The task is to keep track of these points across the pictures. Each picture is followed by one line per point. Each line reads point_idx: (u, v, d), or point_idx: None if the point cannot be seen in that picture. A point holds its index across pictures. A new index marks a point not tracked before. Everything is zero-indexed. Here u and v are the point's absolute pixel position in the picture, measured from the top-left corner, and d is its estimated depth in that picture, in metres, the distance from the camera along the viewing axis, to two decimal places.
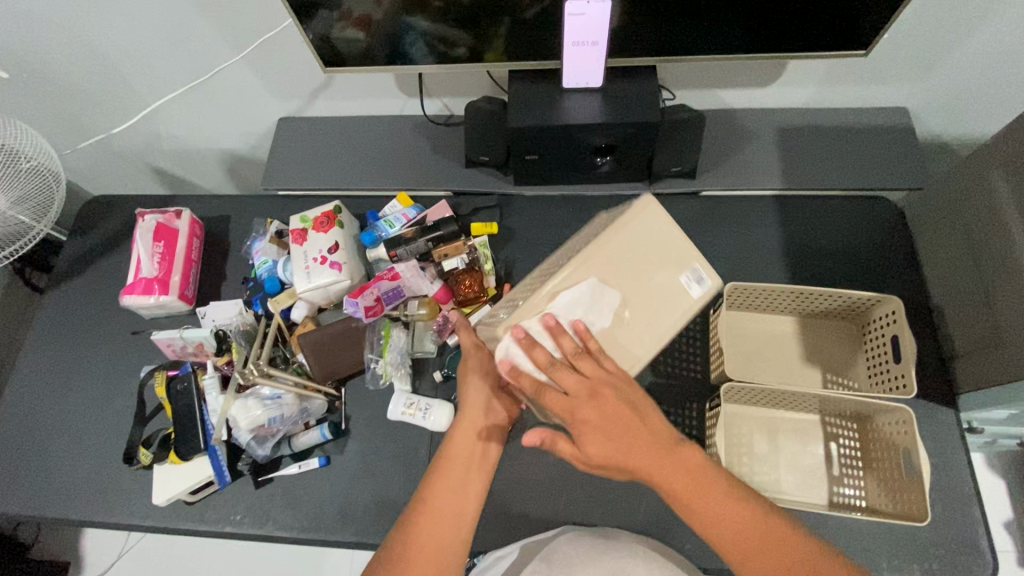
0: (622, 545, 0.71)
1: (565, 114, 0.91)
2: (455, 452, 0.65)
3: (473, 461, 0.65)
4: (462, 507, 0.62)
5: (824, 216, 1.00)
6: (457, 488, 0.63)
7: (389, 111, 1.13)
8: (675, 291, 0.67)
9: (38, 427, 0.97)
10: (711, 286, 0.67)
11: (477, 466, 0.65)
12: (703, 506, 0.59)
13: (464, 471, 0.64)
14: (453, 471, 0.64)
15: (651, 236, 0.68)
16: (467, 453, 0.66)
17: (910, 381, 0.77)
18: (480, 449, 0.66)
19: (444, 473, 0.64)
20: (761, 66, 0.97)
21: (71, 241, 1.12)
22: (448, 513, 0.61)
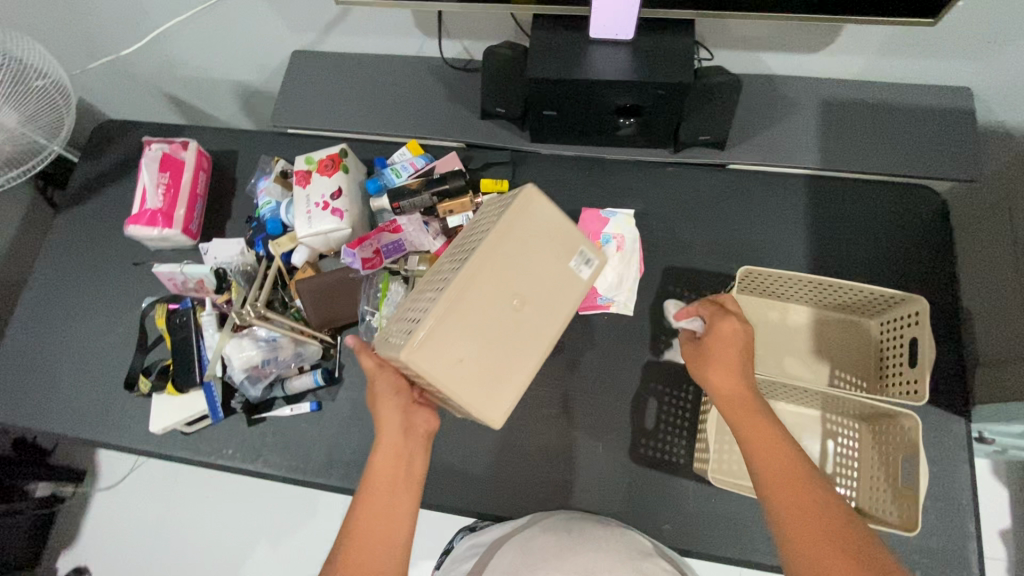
0: (588, 532, 0.70)
1: (590, 68, 0.84)
2: (376, 475, 0.62)
3: (397, 479, 0.62)
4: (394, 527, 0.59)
5: (860, 201, 0.93)
6: (384, 510, 0.60)
7: (406, 51, 1.07)
8: (564, 281, 0.66)
9: (47, 346, 1.00)
10: (598, 267, 0.69)
11: (399, 491, 0.61)
12: (760, 442, 0.60)
13: (389, 493, 0.61)
14: (377, 495, 0.61)
15: (525, 233, 0.65)
16: (385, 472, 0.62)
17: (923, 388, 0.73)
18: (402, 468, 0.62)
19: (368, 495, 0.61)
20: (813, 29, 0.88)
21: (83, 164, 1.11)
22: (377, 539, 0.58)
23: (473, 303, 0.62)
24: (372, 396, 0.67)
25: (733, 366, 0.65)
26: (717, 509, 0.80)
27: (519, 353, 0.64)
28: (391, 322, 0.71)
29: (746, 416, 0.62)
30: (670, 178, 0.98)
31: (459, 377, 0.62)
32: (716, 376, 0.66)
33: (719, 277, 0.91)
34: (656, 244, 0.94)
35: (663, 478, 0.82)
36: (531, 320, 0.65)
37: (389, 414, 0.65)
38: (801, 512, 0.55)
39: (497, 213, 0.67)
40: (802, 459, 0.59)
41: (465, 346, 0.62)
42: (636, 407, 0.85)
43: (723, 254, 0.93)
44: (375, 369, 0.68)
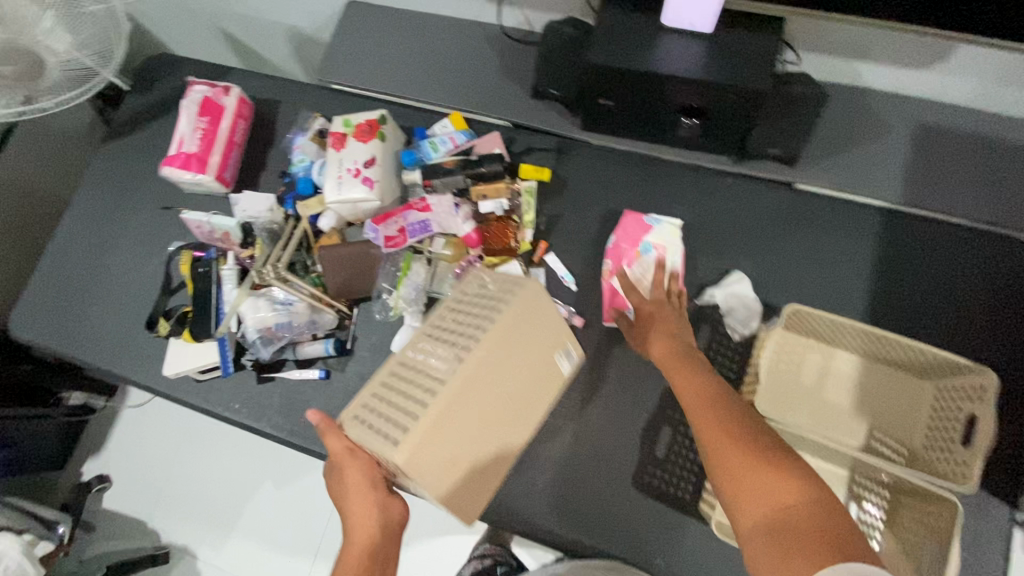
0: None
1: (657, 59, 0.75)
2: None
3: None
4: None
5: (941, 246, 0.82)
6: None
7: (463, 15, 0.99)
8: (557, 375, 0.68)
9: (80, 273, 1.02)
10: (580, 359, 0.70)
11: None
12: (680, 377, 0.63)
13: None
14: None
15: (529, 326, 0.65)
16: None
17: (972, 473, 0.65)
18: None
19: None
20: (922, 42, 0.76)
21: (133, 95, 1.11)
22: None
23: (473, 401, 0.60)
24: (343, 488, 0.62)
25: (664, 328, 0.72)
26: (717, 553, 0.76)
27: (507, 452, 0.65)
28: (362, 396, 0.64)
29: (671, 363, 0.66)
30: (728, 190, 0.89)
31: (450, 483, 0.60)
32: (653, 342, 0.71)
33: (764, 307, 0.83)
34: (700, 261, 0.87)
35: (664, 511, 0.78)
36: (522, 418, 0.65)
37: (364, 513, 0.60)
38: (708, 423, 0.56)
39: (495, 299, 0.66)
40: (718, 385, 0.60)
41: (457, 448, 0.60)
42: (648, 432, 0.81)
43: (773, 282, 0.84)
44: (344, 458, 0.61)
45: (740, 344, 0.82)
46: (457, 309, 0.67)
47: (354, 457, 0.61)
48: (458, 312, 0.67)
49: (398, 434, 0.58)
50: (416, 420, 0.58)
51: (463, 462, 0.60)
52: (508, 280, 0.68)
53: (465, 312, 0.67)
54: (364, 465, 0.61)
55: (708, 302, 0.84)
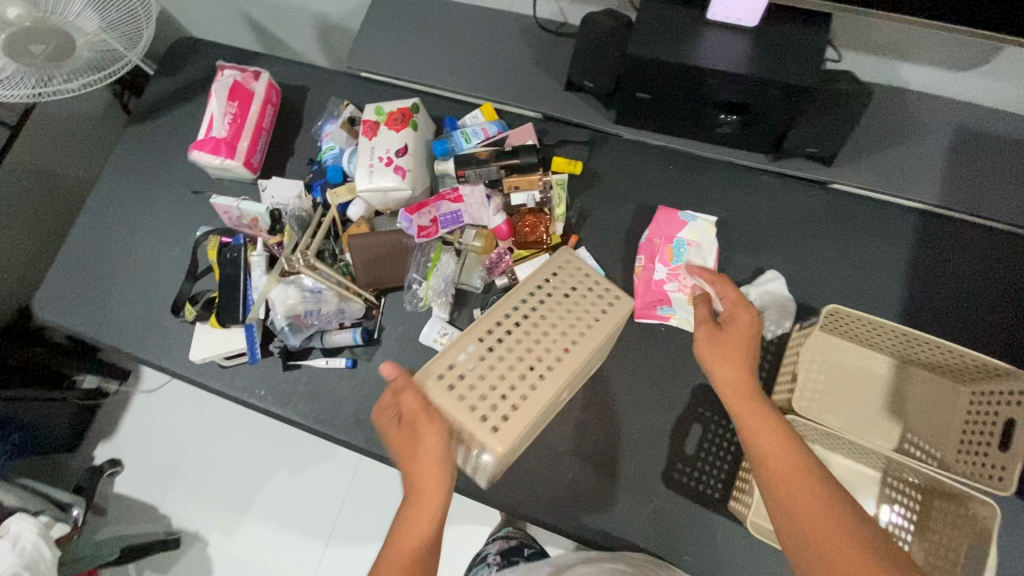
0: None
1: (699, 52, 0.74)
2: (403, 541, 0.60)
3: (420, 549, 0.59)
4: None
5: (979, 250, 0.81)
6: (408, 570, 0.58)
7: (496, 4, 0.98)
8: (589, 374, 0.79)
9: (104, 256, 1.01)
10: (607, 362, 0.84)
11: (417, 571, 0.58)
12: (752, 422, 0.62)
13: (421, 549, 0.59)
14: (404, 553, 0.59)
15: (610, 338, 0.72)
16: (419, 530, 0.60)
17: (1010, 478, 0.64)
18: (430, 540, 0.60)
19: (390, 560, 0.59)
20: (967, 44, 0.76)
21: (158, 79, 1.10)
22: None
23: (555, 401, 0.68)
24: (416, 446, 0.63)
25: (744, 363, 0.66)
26: (745, 552, 0.75)
27: (537, 432, 0.77)
28: (449, 357, 0.65)
29: (741, 403, 0.64)
30: (761, 188, 0.89)
31: (507, 460, 0.70)
32: (723, 364, 0.66)
33: (797, 306, 0.83)
34: (733, 259, 0.86)
35: (693, 507, 0.77)
36: (560, 406, 0.77)
37: (434, 467, 0.62)
38: (788, 480, 0.57)
39: (593, 308, 0.70)
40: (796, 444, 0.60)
41: (526, 437, 0.69)
42: (678, 429, 0.80)
43: (805, 282, 0.84)
44: (421, 417, 0.62)
45: (773, 343, 0.81)
46: (547, 303, 0.70)
47: (430, 419, 0.62)
48: (549, 306, 0.70)
49: (500, 423, 0.62)
50: (518, 414, 0.62)
51: (520, 445, 0.71)
52: (602, 288, 0.71)
53: (557, 309, 0.70)
54: (439, 430, 0.62)
55: None
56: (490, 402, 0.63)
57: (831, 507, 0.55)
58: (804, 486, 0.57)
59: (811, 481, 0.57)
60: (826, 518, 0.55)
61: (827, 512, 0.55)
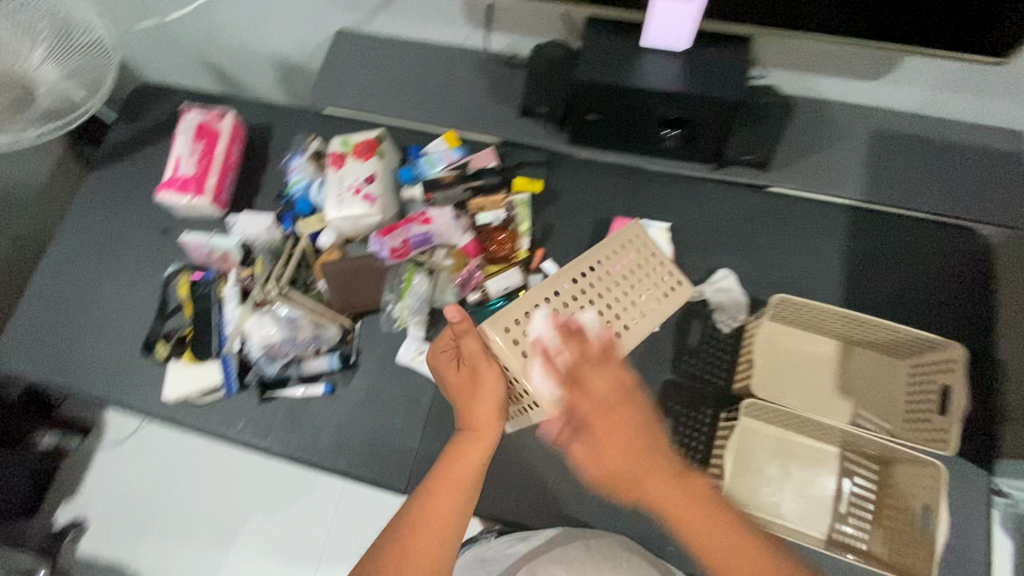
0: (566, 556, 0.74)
1: (640, 75, 0.82)
2: (452, 472, 0.62)
3: (467, 481, 0.62)
4: (452, 527, 0.60)
5: (903, 238, 0.90)
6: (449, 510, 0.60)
7: (451, 41, 1.05)
8: None
9: (68, 302, 1.00)
10: None
11: (465, 497, 0.62)
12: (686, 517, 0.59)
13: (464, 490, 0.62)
14: (449, 492, 0.61)
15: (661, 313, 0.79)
16: (466, 471, 0.62)
17: (952, 438, 0.71)
18: (478, 473, 0.63)
19: (438, 489, 0.62)
20: (871, 57, 0.86)
21: (120, 124, 1.11)
22: (441, 532, 0.59)
23: None
24: (474, 387, 0.66)
25: (635, 463, 0.59)
26: None
27: None
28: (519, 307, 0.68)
29: (670, 499, 0.59)
30: (707, 195, 0.96)
31: None
32: (620, 472, 0.59)
33: (749, 300, 0.89)
34: (688, 262, 0.93)
35: None
36: None
37: (489, 407, 0.65)
38: (727, 551, 0.58)
39: (659, 289, 0.78)
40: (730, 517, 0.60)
41: None
42: None
43: (754, 278, 0.91)
44: (483, 361, 0.66)
45: (731, 335, 0.87)
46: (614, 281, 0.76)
47: (491, 363, 0.66)
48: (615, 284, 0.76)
49: None
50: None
51: None
52: (666, 270, 0.79)
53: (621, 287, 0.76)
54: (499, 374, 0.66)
55: (698, 298, 0.89)
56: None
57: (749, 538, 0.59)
58: (712, 525, 0.58)
59: (721, 518, 0.59)
60: (729, 529, 0.59)
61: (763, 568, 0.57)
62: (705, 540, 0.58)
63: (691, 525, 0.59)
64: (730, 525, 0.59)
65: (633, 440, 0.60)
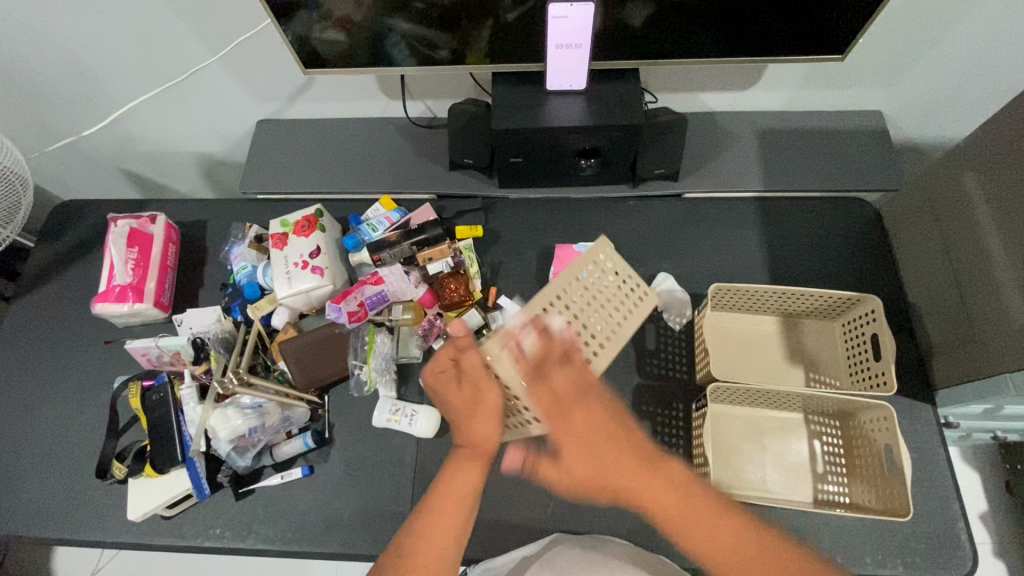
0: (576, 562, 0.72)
1: (549, 116, 0.91)
2: (455, 487, 0.65)
3: (466, 497, 0.65)
4: (452, 545, 0.63)
5: (806, 216, 1.02)
6: (443, 527, 0.64)
7: (371, 113, 1.11)
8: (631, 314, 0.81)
9: (4, 441, 0.93)
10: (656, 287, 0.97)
11: (463, 516, 0.65)
12: (684, 520, 0.62)
13: (467, 499, 0.65)
14: (451, 503, 0.65)
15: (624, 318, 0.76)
16: (467, 486, 0.66)
17: (891, 379, 0.79)
18: (477, 489, 0.66)
19: (440, 510, 0.65)
20: (742, 70, 0.99)
21: (40, 247, 1.07)
22: (439, 543, 0.63)
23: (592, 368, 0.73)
24: (474, 402, 0.66)
25: (597, 454, 0.63)
26: None
27: None
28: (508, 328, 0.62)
29: (671, 504, 0.62)
30: (632, 210, 1.05)
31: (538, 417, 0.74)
32: (575, 456, 0.63)
33: (691, 297, 0.97)
34: None
35: None
36: None
37: (490, 427, 0.66)
38: (731, 552, 0.61)
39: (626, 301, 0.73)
40: (738, 519, 0.62)
41: None
42: None
43: (691, 276, 0.99)
44: (483, 379, 0.64)
45: (683, 331, 0.94)
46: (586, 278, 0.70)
47: (491, 379, 0.65)
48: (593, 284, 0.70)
49: (551, 406, 0.65)
50: None
51: None
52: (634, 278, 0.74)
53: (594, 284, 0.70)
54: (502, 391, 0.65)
55: None
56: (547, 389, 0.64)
57: (751, 530, 0.62)
58: (705, 520, 0.62)
59: (716, 510, 0.63)
60: (727, 528, 0.62)
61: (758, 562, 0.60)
62: (682, 523, 0.62)
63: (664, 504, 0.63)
64: (719, 517, 0.62)
65: (590, 423, 0.64)
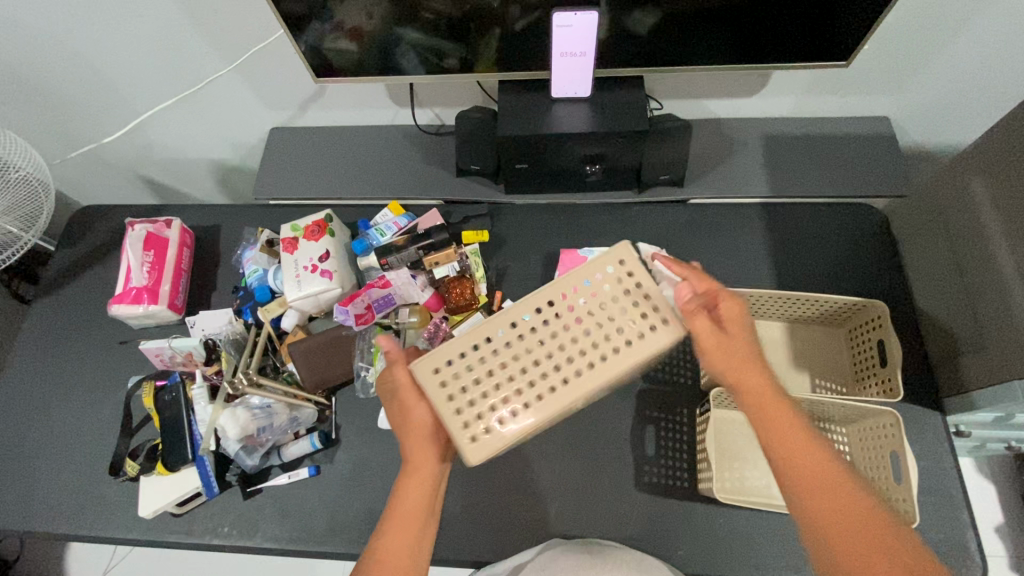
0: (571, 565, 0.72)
1: (554, 123, 0.92)
2: (403, 508, 0.61)
3: (419, 515, 0.61)
4: (410, 563, 0.59)
5: (812, 223, 1.02)
6: (399, 550, 0.59)
7: (380, 121, 1.13)
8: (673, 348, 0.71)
9: (22, 438, 0.95)
10: None
11: (421, 532, 0.61)
12: (803, 461, 0.56)
13: (418, 517, 0.61)
14: (401, 523, 0.60)
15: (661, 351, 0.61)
16: (415, 505, 0.61)
17: (897, 386, 0.78)
18: (428, 505, 0.62)
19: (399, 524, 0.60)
20: (747, 77, 1.00)
21: (61, 250, 1.11)
22: (395, 564, 0.58)
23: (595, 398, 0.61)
24: (406, 421, 0.64)
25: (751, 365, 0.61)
26: (726, 527, 0.81)
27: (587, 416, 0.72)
28: (450, 343, 0.59)
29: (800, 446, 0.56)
30: (638, 216, 1.05)
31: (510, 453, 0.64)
32: (745, 375, 0.60)
33: None
34: None
35: (670, 503, 0.83)
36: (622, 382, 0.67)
37: (424, 445, 0.63)
38: (842, 518, 0.53)
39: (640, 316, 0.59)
40: (856, 484, 0.54)
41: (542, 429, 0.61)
42: (635, 435, 0.87)
43: None
44: (409, 394, 0.63)
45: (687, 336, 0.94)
46: (569, 284, 0.60)
47: (419, 397, 0.63)
48: (574, 294, 0.60)
49: (481, 434, 0.56)
50: (505, 432, 0.56)
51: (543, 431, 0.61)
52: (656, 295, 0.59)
53: (580, 294, 0.60)
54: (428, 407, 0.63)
55: None
56: (488, 408, 0.57)
57: (868, 507, 0.53)
58: (840, 489, 0.54)
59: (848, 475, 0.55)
60: (861, 508, 0.53)
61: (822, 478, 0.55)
62: (803, 461, 0.56)
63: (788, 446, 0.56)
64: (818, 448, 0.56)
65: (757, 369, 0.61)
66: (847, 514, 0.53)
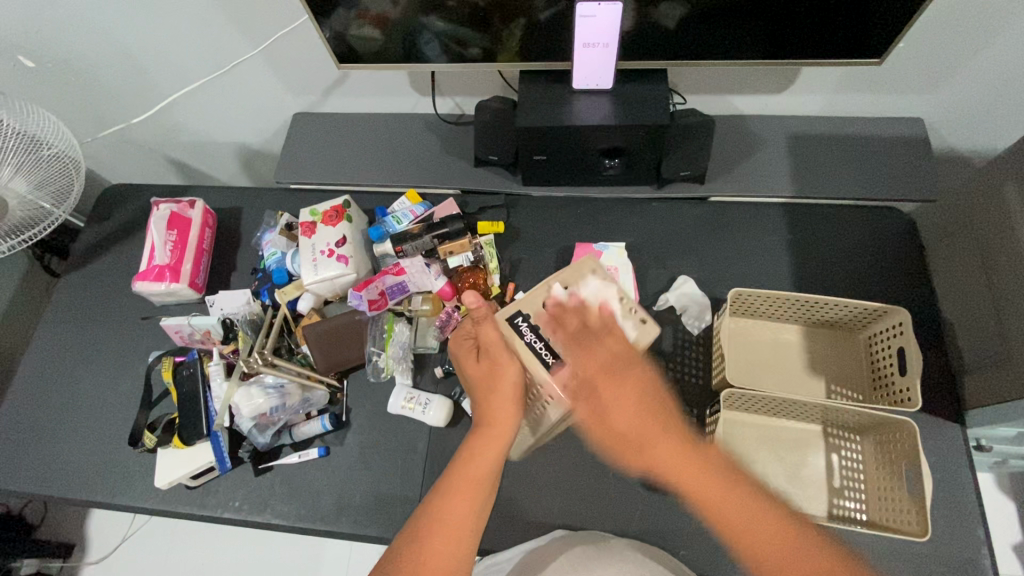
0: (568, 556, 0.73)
1: (575, 114, 0.91)
2: (470, 473, 0.66)
3: (482, 482, 0.66)
4: (462, 539, 0.63)
5: (835, 225, 1.00)
6: (459, 517, 0.64)
7: (401, 109, 1.14)
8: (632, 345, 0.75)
9: (48, 407, 0.99)
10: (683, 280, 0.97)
11: (480, 500, 0.66)
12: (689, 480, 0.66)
13: (479, 481, 0.66)
14: (465, 485, 0.66)
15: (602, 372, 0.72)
16: (481, 469, 0.67)
17: (914, 396, 0.77)
18: (495, 469, 0.68)
19: (456, 492, 0.65)
20: (776, 73, 0.97)
21: (89, 227, 1.14)
22: (454, 534, 0.63)
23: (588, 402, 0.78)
24: (493, 379, 0.72)
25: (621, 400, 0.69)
26: None
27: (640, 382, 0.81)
28: None
29: (681, 462, 0.67)
30: (655, 212, 1.04)
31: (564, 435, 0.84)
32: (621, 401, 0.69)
33: (710, 302, 0.96)
34: (649, 275, 1.00)
35: (675, 502, 0.83)
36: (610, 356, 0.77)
37: (504, 405, 0.70)
38: (740, 522, 0.63)
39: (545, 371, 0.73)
40: (740, 484, 0.65)
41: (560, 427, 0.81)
42: None
43: (712, 280, 0.98)
44: (499, 356, 0.73)
45: (701, 336, 0.93)
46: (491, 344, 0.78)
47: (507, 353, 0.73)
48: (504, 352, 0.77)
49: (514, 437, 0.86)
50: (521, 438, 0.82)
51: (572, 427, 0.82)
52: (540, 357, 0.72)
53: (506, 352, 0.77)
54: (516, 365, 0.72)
55: (664, 306, 0.95)
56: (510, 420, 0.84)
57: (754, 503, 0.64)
58: (728, 495, 0.64)
59: (733, 478, 0.66)
60: (743, 499, 0.64)
61: (723, 488, 0.65)
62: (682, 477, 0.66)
63: (681, 470, 0.67)
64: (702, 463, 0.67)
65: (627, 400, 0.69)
66: (742, 521, 0.63)
